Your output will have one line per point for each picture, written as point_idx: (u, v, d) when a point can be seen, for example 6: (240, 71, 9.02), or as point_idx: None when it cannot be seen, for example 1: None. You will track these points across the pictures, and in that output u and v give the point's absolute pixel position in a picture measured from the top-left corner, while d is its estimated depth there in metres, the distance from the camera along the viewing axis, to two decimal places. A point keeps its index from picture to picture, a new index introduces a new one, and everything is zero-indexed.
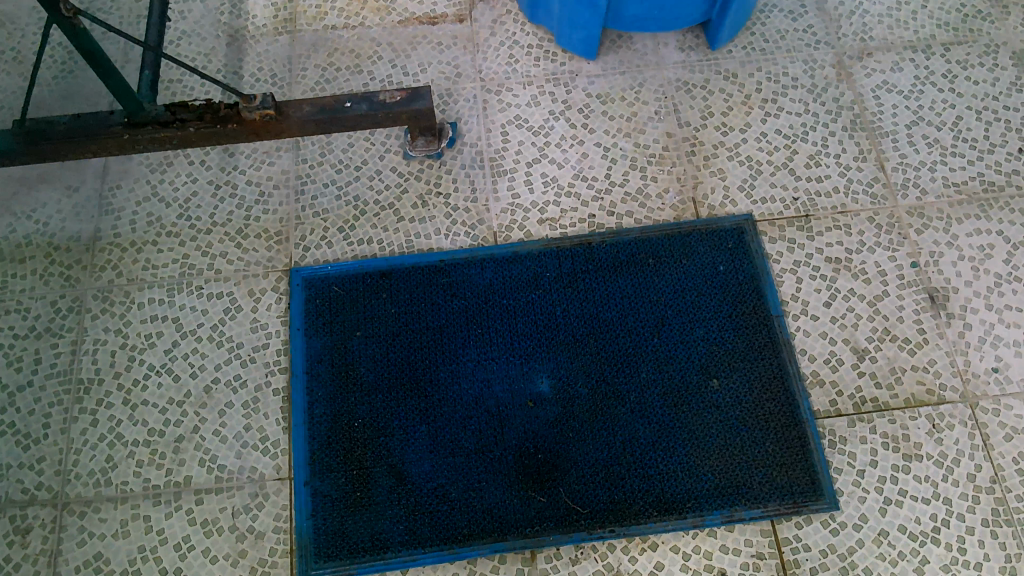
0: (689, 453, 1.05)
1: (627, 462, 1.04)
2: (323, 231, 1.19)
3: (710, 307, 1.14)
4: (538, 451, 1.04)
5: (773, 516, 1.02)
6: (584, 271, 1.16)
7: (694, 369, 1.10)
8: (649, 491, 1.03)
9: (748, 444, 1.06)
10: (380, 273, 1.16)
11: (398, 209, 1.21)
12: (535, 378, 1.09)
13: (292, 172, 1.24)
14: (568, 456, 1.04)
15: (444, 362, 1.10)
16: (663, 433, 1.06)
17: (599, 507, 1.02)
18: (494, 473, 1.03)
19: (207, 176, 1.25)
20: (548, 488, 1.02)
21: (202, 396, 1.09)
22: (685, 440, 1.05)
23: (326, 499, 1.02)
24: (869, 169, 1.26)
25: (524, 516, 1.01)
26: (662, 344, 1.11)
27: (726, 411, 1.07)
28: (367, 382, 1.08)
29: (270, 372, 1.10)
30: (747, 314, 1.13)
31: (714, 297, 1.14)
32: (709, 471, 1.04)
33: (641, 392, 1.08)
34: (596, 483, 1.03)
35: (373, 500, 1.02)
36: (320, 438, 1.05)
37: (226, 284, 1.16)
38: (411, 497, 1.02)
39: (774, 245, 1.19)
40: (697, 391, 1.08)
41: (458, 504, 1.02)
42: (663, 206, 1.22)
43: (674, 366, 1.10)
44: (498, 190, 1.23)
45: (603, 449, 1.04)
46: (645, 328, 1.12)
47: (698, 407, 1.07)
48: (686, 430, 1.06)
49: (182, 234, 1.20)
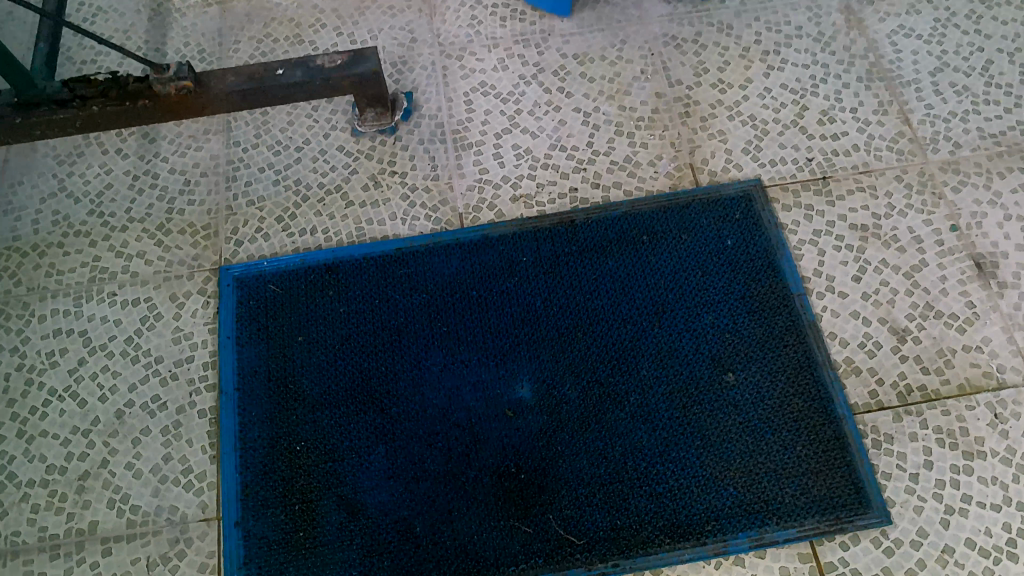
0: (704, 464, 0.86)
1: (630, 479, 0.85)
2: (259, 222, 1.01)
3: (717, 289, 0.96)
4: (522, 470, 0.86)
5: (811, 537, 0.83)
6: (566, 253, 0.98)
7: (705, 362, 0.91)
8: (657, 513, 0.84)
9: (774, 449, 0.87)
10: (324, 266, 0.97)
11: (347, 193, 1.03)
12: (513, 383, 0.90)
13: (223, 157, 1.07)
14: (557, 475, 0.85)
15: (404, 368, 0.91)
16: (671, 441, 0.87)
17: (598, 536, 0.83)
18: (467, 500, 0.84)
19: (124, 166, 1.07)
20: (535, 515, 0.84)
21: (113, 424, 0.90)
22: (697, 448, 0.87)
23: (262, 544, 0.83)
24: (892, 124, 1.09)
25: (507, 552, 0.82)
26: (664, 335, 0.93)
27: (746, 412, 0.89)
28: (311, 395, 0.90)
29: (195, 391, 0.91)
30: (763, 294, 0.95)
31: (721, 276, 0.97)
32: (727, 484, 0.85)
33: (642, 391, 0.90)
34: (594, 507, 0.84)
35: (319, 541, 0.83)
36: (254, 467, 0.86)
37: (144, 289, 0.98)
38: (367, 535, 0.83)
39: (788, 213, 1.02)
40: (708, 390, 0.90)
41: (425, 540, 0.83)
42: (657, 175, 1.04)
43: (680, 360, 0.91)
44: (463, 165, 1.05)
45: (599, 464, 0.86)
46: (642, 317, 0.94)
47: (710, 408, 0.89)
48: (698, 435, 0.88)
49: (93, 233, 1.02)
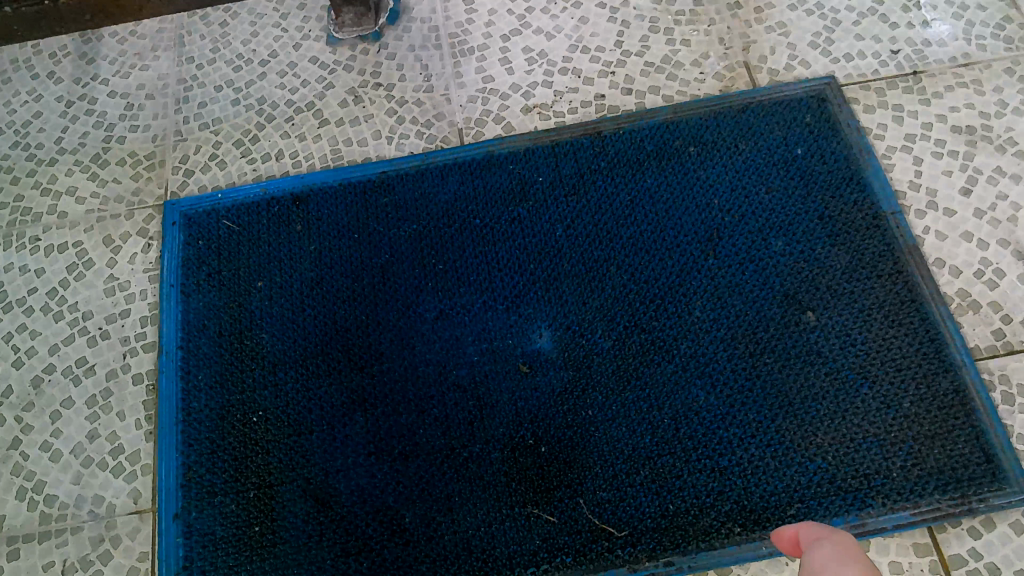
0: (779, 429, 0.66)
1: (684, 451, 0.65)
2: (214, 149, 0.83)
3: (787, 210, 0.75)
4: (542, 442, 0.66)
5: (929, 522, 0.62)
6: (593, 171, 0.78)
7: (775, 300, 0.71)
8: (721, 494, 0.64)
9: (870, 405, 0.67)
10: (290, 195, 0.78)
11: (320, 111, 0.84)
12: (529, 332, 0.70)
13: (172, 76, 0.88)
14: (587, 448, 0.66)
15: (390, 317, 0.72)
16: (734, 400, 0.67)
17: (643, 526, 0.63)
18: (471, 482, 0.65)
19: (56, 90, 0.89)
20: (560, 500, 0.64)
21: (28, 395, 0.71)
22: (771, 408, 0.67)
23: (207, 542, 0.64)
24: (997, 6, 0.87)
25: (524, 549, 0.62)
26: (722, 268, 0.72)
27: (831, 360, 0.68)
28: (272, 353, 0.71)
29: (130, 352, 0.73)
30: (847, 214, 0.74)
31: (791, 194, 0.76)
32: (811, 453, 0.65)
33: (695, 339, 0.69)
34: (637, 487, 0.64)
35: (280, 539, 0.64)
36: (199, 445, 0.67)
37: (73, 232, 0.79)
38: (340, 530, 0.64)
39: (873, 116, 0.80)
40: (781, 335, 0.69)
41: (415, 535, 0.63)
42: (703, 75, 0.84)
43: (743, 299, 0.71)
44: (462, 73, 0.85)
45: (643, 433, 0.66)
46: (692, 247, 0.74)
47: (784, 359, 0.68)
48: (771, 392, 0.67)
49: (15, 169, 0.84)
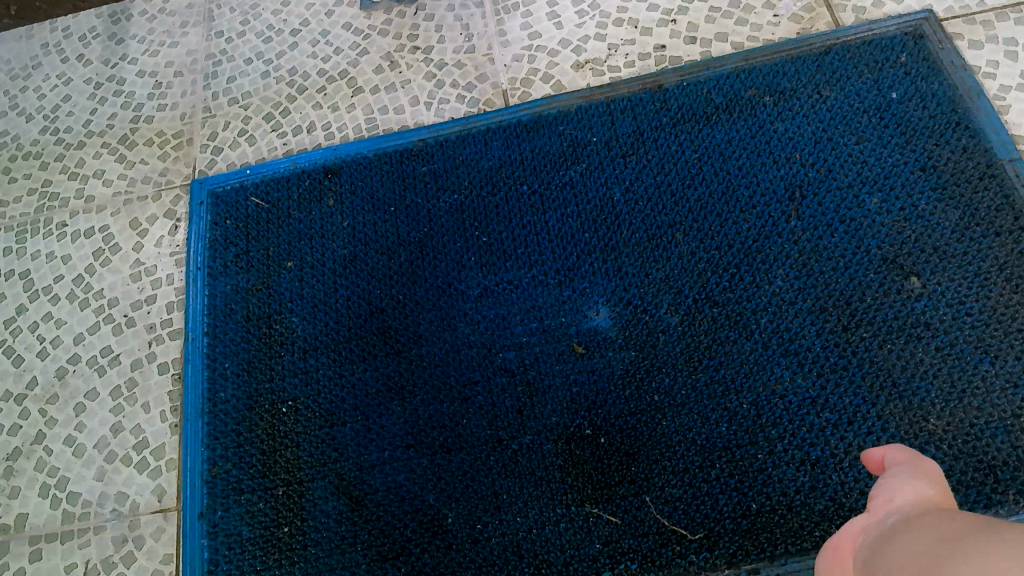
0: (880, 420, 0.56)
1: (768, 441, 0.56)
2: (243, 124, 0.78)
3: (882, 162, 0.65)
4: (601, 432, 0.58)
5: None
6: (653, 128, 0.69)
7: (872, 266, 0.61)
8: (814, 491, 0.54)
9: (992, 389, 0.56)
10: (321, 168, 0.72)
11: (354, 79, 0.78)
12: (583, 309, 0.62)
13: (201, 51, 0.84)
14: (654, 438, 0.57)
15: (429, 296, 0.65)
16: (824, 384, 0.57)
17: (722, 527, 0.54)
18: (521, 477, 0.57)
19: (85, 73, 0.85)
20: (623, 498, 0.56)
21: (53, 386, 0.67)
22: (869, 395, 0.57)
23: (234, 544, 0.58)
24: None
25: (582, 554, 0.54)
26: (806, 231, 0.63)
27: (944, 335, 0.58)
28: (302, 337, 0.65)
29: (155, 339, 0.68)
30: (954, 165, 0.64)
31: (886, 144, 0.65)
32: (923, 446, 0.55)
33: (777, 312, 0.60)
34: (713, 484, 0.55)
35: (310, 541, 0.57)
36: (226, 439, 0.62)
37: (101, 216, 0.76)
38: (375, 531, 0.57)
39: (982, 51, 0.69)
40: (880, 305, 0.59)
41: (458, 537, 0.56)
42: (777, 18, 0.74)
43: (832, 265, 0.61)
44: (505, 31, 0.78)
45: (719, 420, 0.57)
46: (770, 208, 0.64)
47: (885, 333, 0.58)
48: (868, 376, 0.57)
49: (44, 155, 0.81)
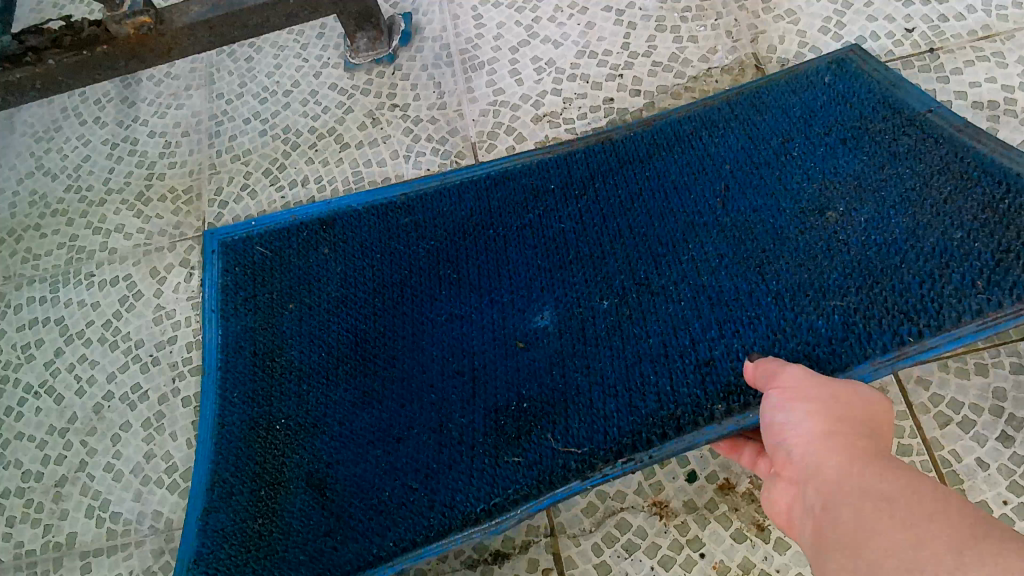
0: (788, 310, 0.64)
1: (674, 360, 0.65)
2: (245, 179, 0.88)
3: (810, 166, 0.73)
4: (528, 404, 0.66)
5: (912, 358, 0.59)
6: (605, 172, 0.79)
7: (784, 223, 0.70)
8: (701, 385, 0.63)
9: (892, 269, 0.63)
10: (317, 220, 0.82)
11: (341, 135, 0.88)
12: (531, 314, 0.72)
13: (205, 113, 0.94)
14: (575, 389, 0.66)
15: (404, 325, 0.74)
16: (731, 307, 0.66)
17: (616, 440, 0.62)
18: (461, 451, 0.66)
19: (102, 134, 0.96)
20: (531, 444, 0.64)
21: (92, 420, 0.78)
22: (777, 297, 0.65)
23: (220, 535, 0.68)
24: None
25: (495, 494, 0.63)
26: (736, 229, 0.71)
27: (830, 257, 0.66)
28: (299, 365, 0.75)
29: (178, 375, 0.78)
30: (868, 142, 0.72)
31: (807, 148, 0.74)
32: (803, 344, 0.62)
33: (697, 279, 0.69)
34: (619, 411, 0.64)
35: (280, 527, 0.66)
36: (227, 454, 0.72)
37: (123, 266, 0.86)
38: (331, 514, 0.66)
39: None
40: (784, 240, 0.69)
41: (397, 509, 0.64)
42: (710, 72, 0.84)
43: (753, 234, 0.70)
44: (473, 88, 0.88)
45: (633, 365, 0.66)
46: (698, 209, 0.73)
47: (788, 256, 0.67)
48: (770, 288, 0.66)
49: (70, 212, 0.91)
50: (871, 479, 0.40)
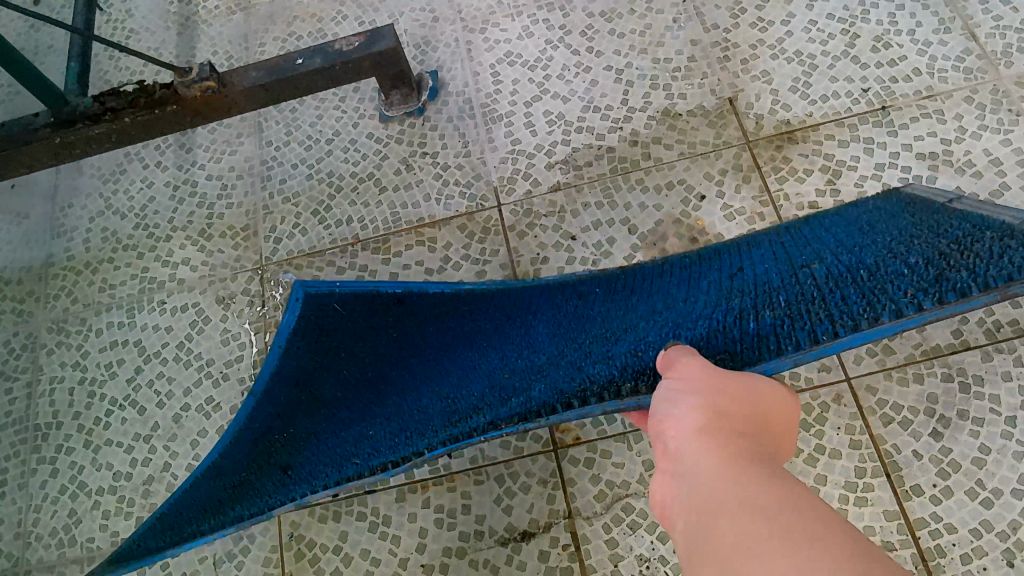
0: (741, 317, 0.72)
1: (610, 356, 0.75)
2: (296, 218, 1.01)
3: (824, 241, 0.76)
4: (487, 408, 0.76)
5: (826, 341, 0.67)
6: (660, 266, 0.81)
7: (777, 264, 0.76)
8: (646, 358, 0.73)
9: (842, 285, 0.70)
10: (392, 295, 0.81)
11: (379, 179, 1.02)
12: (526, 348, 0.78)
13: (256, 158, 1.06)
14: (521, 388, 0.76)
15: (428, 368, 0.79)
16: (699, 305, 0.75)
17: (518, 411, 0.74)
18: (410, 441, 0.76)
19: (163, 176, 1.08)
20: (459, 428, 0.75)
21: (171, 428, 0.91)
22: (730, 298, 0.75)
23: (199, 503, 0.77)
24: (957, 41, 0.99)
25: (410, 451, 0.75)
26: (742, 291, 0.75)
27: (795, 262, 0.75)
28: (330, 403, 0.79)
29: (246, 389, 0.92)
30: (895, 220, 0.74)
31: (833, 235, 0.76)
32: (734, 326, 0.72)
33: (673, 301, 0.77)
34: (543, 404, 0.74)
35: (245, 493, 0.76)
36: (237, 454, 0.78)
37: (191, 294, 0.98)
38: (292, 479, 0.77)
39: (846, 149, 0.94)
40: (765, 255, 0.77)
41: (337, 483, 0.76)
42: (696, 127, 0.99)
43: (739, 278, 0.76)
44: (494, 138, 1.02)
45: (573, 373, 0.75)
46: (708, 269, 0.79)
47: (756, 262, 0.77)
48: (736, 291, 0.75)
49: (140, 247, 1.04)
50: (771, 465, 0.43)
